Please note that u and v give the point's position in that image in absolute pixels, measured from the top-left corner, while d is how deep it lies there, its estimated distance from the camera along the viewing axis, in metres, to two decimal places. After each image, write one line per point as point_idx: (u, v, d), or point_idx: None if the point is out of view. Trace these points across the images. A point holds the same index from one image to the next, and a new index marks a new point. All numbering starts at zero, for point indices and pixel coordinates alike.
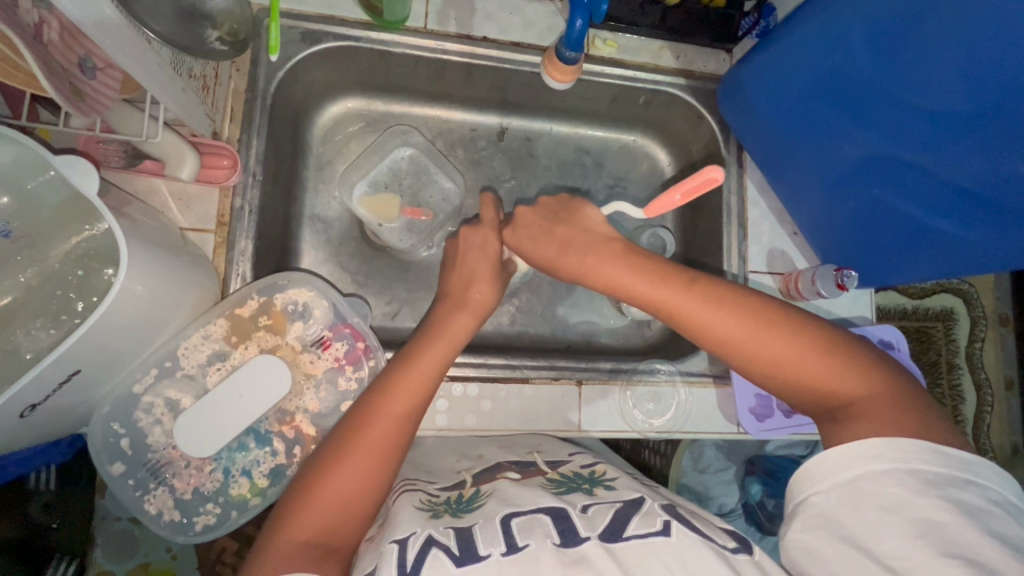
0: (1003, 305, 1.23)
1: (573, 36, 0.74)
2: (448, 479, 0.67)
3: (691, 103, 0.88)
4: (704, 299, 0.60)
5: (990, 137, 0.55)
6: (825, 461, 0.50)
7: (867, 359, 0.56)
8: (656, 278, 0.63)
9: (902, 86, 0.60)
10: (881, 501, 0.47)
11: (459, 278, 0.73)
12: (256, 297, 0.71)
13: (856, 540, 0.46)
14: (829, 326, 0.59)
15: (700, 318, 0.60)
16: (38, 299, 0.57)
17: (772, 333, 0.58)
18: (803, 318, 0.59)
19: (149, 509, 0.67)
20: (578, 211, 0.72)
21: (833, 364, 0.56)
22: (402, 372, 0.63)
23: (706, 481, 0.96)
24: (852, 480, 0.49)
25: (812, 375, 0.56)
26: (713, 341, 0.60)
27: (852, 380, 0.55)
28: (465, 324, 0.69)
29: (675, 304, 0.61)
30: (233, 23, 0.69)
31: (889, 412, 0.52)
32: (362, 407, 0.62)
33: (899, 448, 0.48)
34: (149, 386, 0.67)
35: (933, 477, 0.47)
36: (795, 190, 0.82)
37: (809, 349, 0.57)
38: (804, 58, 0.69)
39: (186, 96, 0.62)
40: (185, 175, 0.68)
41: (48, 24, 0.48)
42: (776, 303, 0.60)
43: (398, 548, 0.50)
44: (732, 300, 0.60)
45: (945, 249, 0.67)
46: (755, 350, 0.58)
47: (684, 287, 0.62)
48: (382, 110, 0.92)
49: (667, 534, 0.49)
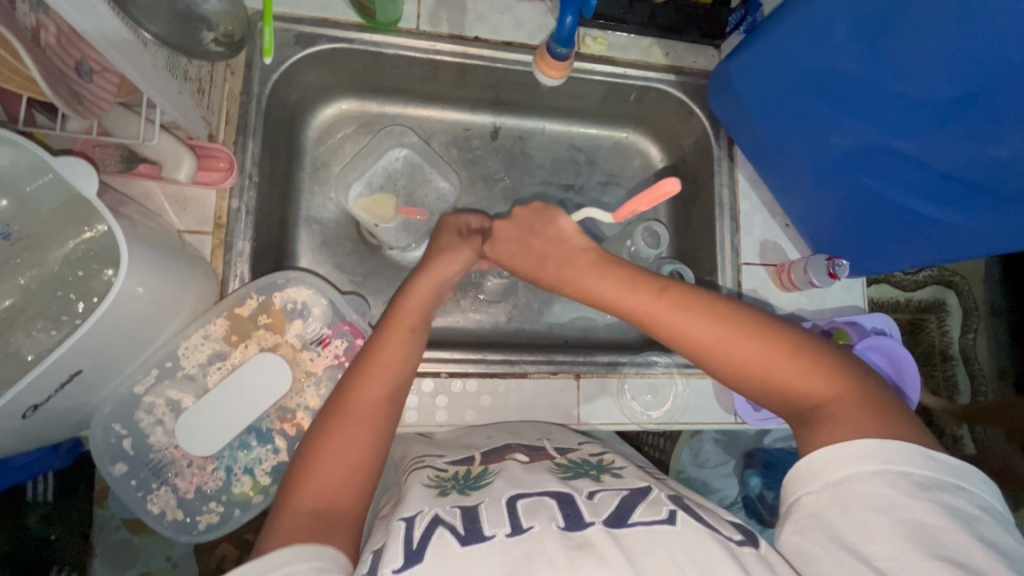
0: (995, 296, 1.23)
1: (564, 32, 0.75)
2: (457, 453, 0.68)
3: (681, 99, 0.90)
4: (676, 304, 0.58)
5: (976, 121, 0.57)
6: (815, 461, 0.50)
7: (839, 361, 0.56)
8: (627, 282, 0.60)
9: (888, 73, 0.61)
10: (873, 503, 0.47)
11: (426, 258, 0.72)
12: (255, 296, 0.71)
13: (847, 542, 0.46)
14: (799, 329, 0.58)
15: (672, 323, 0.58)
16: (38, 301, 0.58)
17: (744, 337, 0.56)
18: (775, 321, 0.58)
19: (153, 509, 0.67)
20: (548, 216, 0.66)
21: (802, 368, 0.55)
22: (382, 350, 0.63)
23: (706, 475, 0.97)
24: (845, 480, 0.48)
25: (783, 377, 0.55)
26: (684, 346, 0.58)
27: (822, 383, 0.54)
28: (432, 289, 0.69)
29: (647, 309, 0.59)
30: (228, 26, 0.69)
31: (861, 413, 0.52)
32: (336, 404, 0.60)
33: (890, 450, 0.48)
34: (150, 387, 0.68)
35: (924, 480, 0.47)
36: (786, 182, 0.84)
37: (780, 352, 0.56)
38: (790, 50, 0.70)
39: (183, 98, 0.62)
40: (183, 177, 0.69)
41: (45, 28, 0.48)
42: (748, 306, 0.59)
43: (406, 525, 0.51)
44: (703, 305, 0.58)
45: (935, 236, 0.68)
46: (727, 355, 0.56)
47: (655, 291, 0.59)
48: (376, 111, 0.92)
49: (673, 522, 0.50)
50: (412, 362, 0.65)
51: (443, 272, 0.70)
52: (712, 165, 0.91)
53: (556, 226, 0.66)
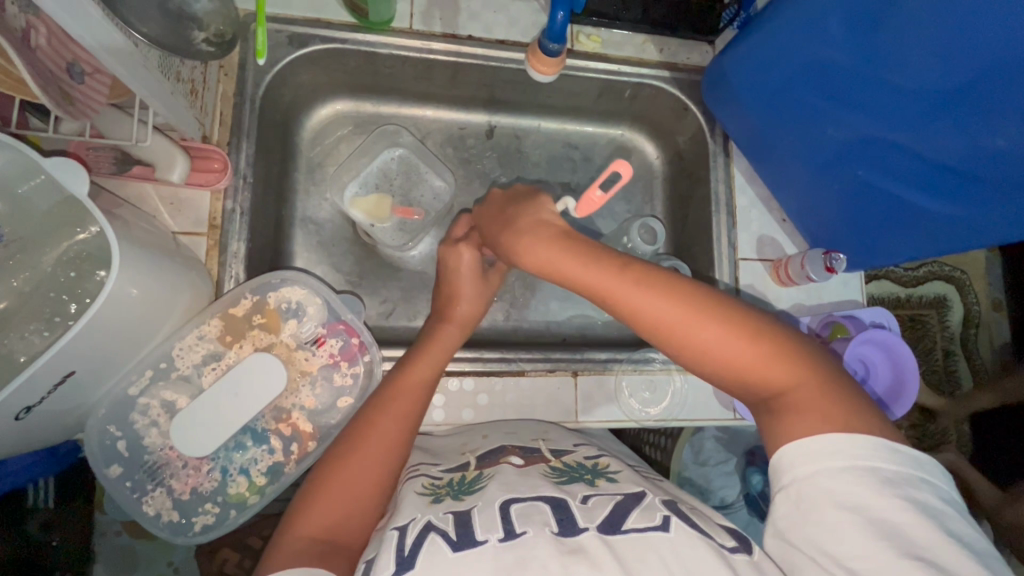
0: (995, 290, 1.24)
1: (555, 28, 0.74)
2: (452, 460, 0.67)
3: (676, 95, 0.89)
4: (637, 282, 0.55)
5: (969, 112, 0.57)
6: (784, 457, 0.49)
7: (802, 349, 0.54)
8: (588, 258, 0.58)
9: (881, 65, 0.61)
10: (840, 502, 0.46)
11: (444, 296, 0.76)
12: (250, 296, 0.71)
13: (817, 543, 0.46)
14: (763, 313, 0.56)
15: (632, 302, 0.55)
16: (31, 304, 0.58)
17: (705, 319, 0.54)
18: (739, 304, 0.55)
19: (148, 511, 0.66)
20: (525, 202, 0.67)
21: (763, 354, 0.53)
22: (400, 377, 0.67)
23: (707, 472, 0.97)
24: (811, 478, 0.47)
25: (744, 364, 0.53)
26: (643, 326, 0.56)
27: (783, 370, 0.52)
28: (451, 335, 0.72)
29: (607, 287, 0.56)
30: (219, 24, 0.69)
31: (822, 405, 0.50)
32: (350, 434, 0.63)
33: (854, 444, 0.47)
34: (145, 388, 0.67)
35: (892, 475, 0.46)
36: (783, 177, 0.84)
37: (742, 336, 0.53)
38: (784, 43, 0.70)
39: (175, 99, 0.62)
40: (176, 178, 0.68)
41: (36, 29, 0.48)
42: (711, 287, 0.56)
43: (399, 533, 0.51)
44: (665, 284, 0.55)
45: (932, 227, 0.68)
46: (688, 337, 0.54)
47: (616, 270, 0.56)
48: (371, 111, 0.92)
49: (667, 529, 0.49)
50: (429, 395, 0.67)
51: (463, 316, 0.74)
52: (708, 160, 0.90)
53: (531, 205, 0.66)
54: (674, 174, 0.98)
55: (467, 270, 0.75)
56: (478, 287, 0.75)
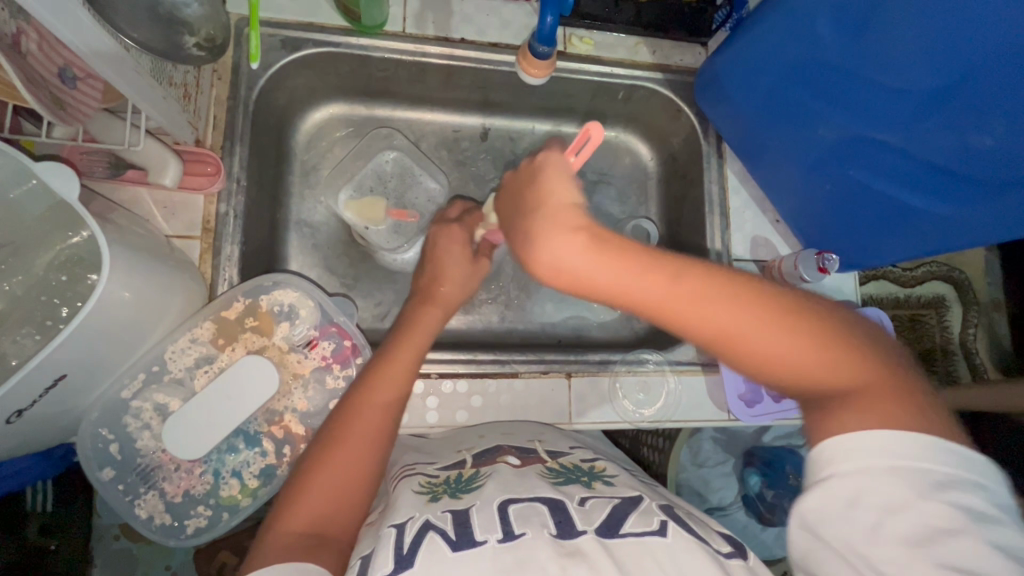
0: (993, 289, 1.24)
1: (544, 32, 0.75)
2: (448, 457, 0.67)
3: (669, 96, 0.90)
4: (695, 291, 0.46)
5: (954, 112, 0.57)
6: (821, 449, 0.44)
7: (872, 345, 0.47)
8: (631, 261, 0.46)
9: (869, 65, 0.61)
10: (881, 503, 0.41)
11: (428, 278, 0.77)
12: (242, 299, 0.71)
13: (850, 545, 0.41)
14: (826, 306, 0.48)
15: (693, 315, 0.46)
16: (23, 308, 0.58)
17: (772, 325, 0.46)
18: (802, 300, 0.48)
19: (140, 514, 0.67)
20: (530, 184, 0.54)
21: (835, 359, 0.45)
22: (383, 366, 0.66)
23: (705, 474, 0.97)
24: (852, 474, 0.42)
25: (818, 370, 0.46)
26: (702, 340, 0.47)
27: (857, 373, 0.45)
28: (435, 318, 0.73)
29: (659, 300, 0.46)
30: (210, 29, 0.68)
31: (900, 410, 0.43)
32: (335, 426, 0.62)
33: (907, 444, 0.41)
34: (138, 391, 0.68)
35: (943, 477, 0.41)
36: (775, 178, 0.84)
37: (814, 342, 0.46)
38: (773, 44, 0.70)
39: (168, 103, 0.63)
40: (168, 182, 0.68)
41: (27, 35, 0.48)
42: (766, 280, 0.48)
43: (396, 531, 0.51)
44: (720, 282, 0.47)
45: (922, 227, 0.68)
46: (754, 346, 0.46)
47: (668, 276, 0.46)
48: (365, 114, 0.93)
49: (664, 534, 0.49)
50: (412, 381, 0.67)
51: (448, 297, 0.75)
52: (701, 161, 0.91)
53: (538, 184, 0.53)
54: (669, 175, 0.99)
55: (460, 257, 0.77)
56: (467, 271, 0.77)
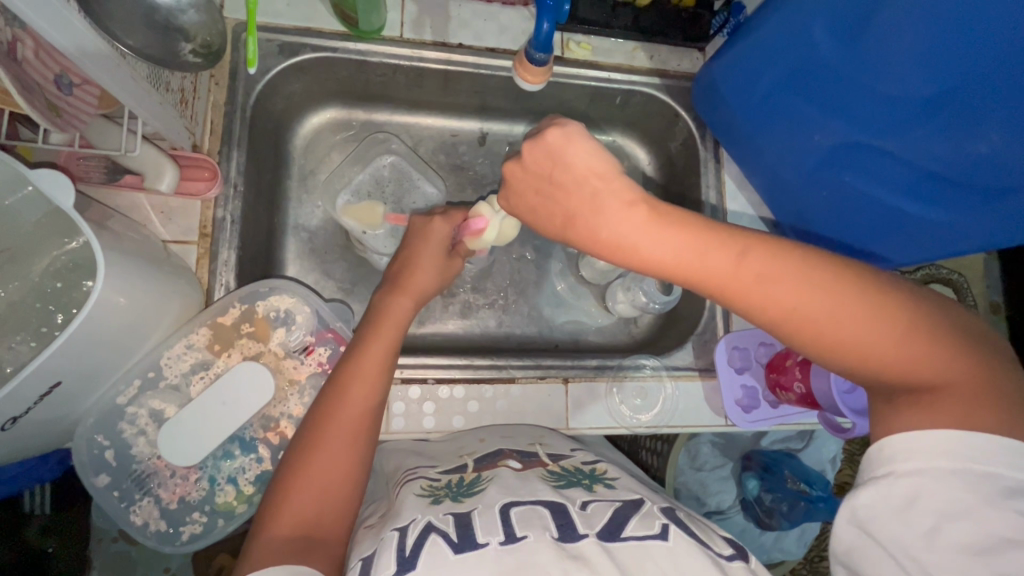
0: (993, 294, 1.23)
1: (541, 38, 0.74)
2: (449, 461, 0.67)
3: (667, 102, 0.90)
4: (761, 268, 0.48)
5: (950, 120, 0.57)
6: (885, 448, 0.45)
7: (956, 331, 0.45)
8: (690, 241, 0.50)
9: (865, 72, 0.61)
10: (941, 507, 0.42)
11: (399, 268, 0.76)
12: (238, 305, 0.72)
13: (902, 546, 0.43)
14: (909, 287, 0.47)
15: (755, 294, 0.48)
16: (18, 315, 0.58)
17: (846, 304, 0.46)
18: (881, 280, 0.47)
19: (135, 520, 0.67)
20: (565, 167, 0.55)
21: (913, 343, 0.45)
22: (356, 365, 0.65)
23: (703, 478, 0.96)
24: (912, 476, 0.43)
25: (883, 359, 0.45)
26: (763, 318, 0.49)
27: (936, 360, 0.44)
28: (405, 309, 0.72)
29: (719, 278, 0.49)
30: (207, 36, 0.68)
31: (973, 406, 0.43)
32: (311, 428, 0.62)
33: (974, 447, 0.42)
34: (134, 397, 0.68)
35: (1012, 484, 0.41)
36: (772, 183, 0.83)
37: (887, 324, 0.45)
38: (770, 51, 0.70)
39: (164, 109, 0.63)
40: (164, 187, 0.69)
41: (22, 43, 0.48)
42: (842, 264, 0.48)
43: (399, 534, 0.51)
44: (788, 266, 0.47)
45: (919, 233, 0.69)
46: (817, 329, 0.47)
47: (732, 253, 0.49)
48: (364, 118, 0.93)
49: (665, 538, 0.49)
50: (389, 372, 0.66)
51: (416, 288, 0.74)
52: (699, 166, 0.91)
53: (575, 167, 0.55)
54: (666, 180, 0.99)
55: (437, 253, 0.77)
56: (439, 261, 0.77)
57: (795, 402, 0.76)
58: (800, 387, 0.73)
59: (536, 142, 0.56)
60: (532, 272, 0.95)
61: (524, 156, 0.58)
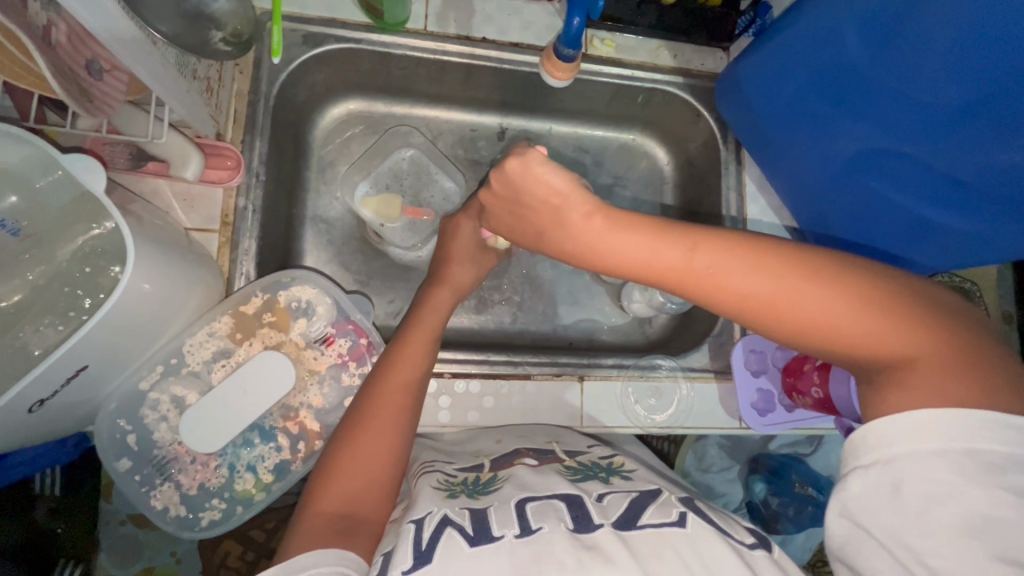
0: (1006, 303, 1.20)
1: (571, 33, 0.74)
2: (466, 460, 0.68)
3: (689, 102, 0.89)
4: (715, 260, 0.49)
5: (984, 128, 0.56)
6: (870, 434, 0.44)
7: (923, 308, 0.44)
8: (648, 240, 0.52)
9: (895, 76, 0.60)
10: (927, 489, 0.41)
11: (439, 259, 0.78)
12: (260, 295, 0.72)
13: (893, 533, 0.42)
14: (868, 266, 0.47)
15: (714, 285, 0.49)
16: (46, 298, 0.58)
17: (802, 287, 0.46)
18: (838, 262, 0.47)
19: (155, 505, 0.67)
20: (529, 194, 0.57)
21: (874, 318, 0.44)
22: (403, 345, 0.67)
23: (710, 480, 0.97)
24: (896, 460, 0.42)
25: (847, 337, 0.45)
26: (727, 308, 0.49)
27: (901, 336, 0.44)
28: (444, 300, 0.74)
29: (679, 273, 0.50)
30: (237, 25, 0.69)
31: (950, 381, 0.42)
32: (355, 414, 0.63)
33: (955, 424, 0.40)
34: (156, 383, 0.68)
35: (997, 460, 0.40)
36: (794, 185, 0.83)
37: (846, 302, 0.45)
38: (799, 53, 0.69)
39: (191, 97, 0.63)
40: (190, 175, 0.69)
41: (57, 27, 0.48)
42: (797, 248, 0.48)
43: (414, 527, 0.51)
44: (741, 257, 0.48)
45: (942, 240, 0.68)
46: (779, 312, 0.47)
47: (686, 248, 0.50)
48: (383, 112, 0.93)
49: (683, 525, 0.49)
50: (431, 359, 0.68)
51: (457, 281, 0.76)
52: (719, 167, 0.90)
53: (539, 187, 0.55)
54: (684, 181, 0.98)
55: (471, 239, 0.77)
56: (472, 252, 0.78)
57: (812, 407, 0.76)
58: (818, 392, 0.73)
59: (500, 172, 0.58)
60: (547, 269, 0.94)
61: (495, 184, 0.60)
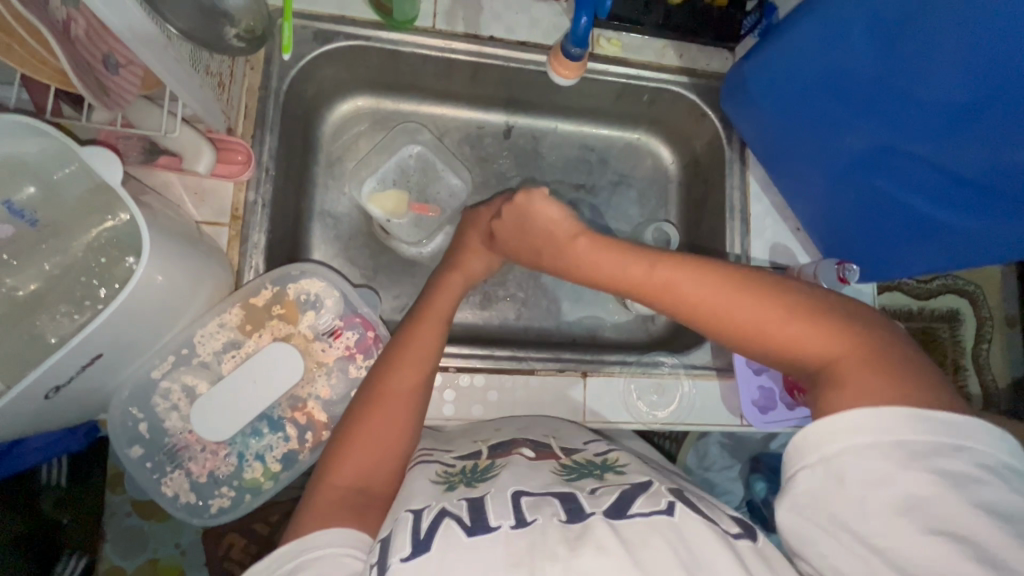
0: (1009, 306, 1.20)
1: (578, 33, 0.75)
2: (465, 447, 0.68)
3: (694, 101, 0.90)
4: (670, 273, 0.55)
5: (994, 127, 0.56)
6: (812, 434, 0.46)
7: (843, 318, 0.50)
8: (613, 256, 0.58)
9: (902, 76, 0.61)
10: (864, 478, 0.43)
11: (456, 244, 0.78)
12: (270, 287, 0.73)
13: (842, 523, 0.43)
14: (798, 283, 0.53)
15: (668, 294, 0.54)
16: (62, 287, 0.60)
17: (743, 297, 0.51)
18: (772, 279, 0.53)
19: (166, 492, 0.68)
20: (529, 218, 0.62)
21: (802, 325, 0.50)
22: (413, 333, 0.68)
23: (711, 477, 0.97)
24: (836, 455, 0.45)
25: (779, 340, 0.51)
26: (682, 315, 0.55)
27: (826, 340, 0.49)
28: (456, 285, 0.74)
29: (639, 284, 0.56)
30: (250, 20, 0.69)
31: (872, 377, 0.47)
32: (363, 400, 0.64)
33: (883, 416, 0.44)
34: (167, 372, 0.69)
35: (921, 447, 0.43)
36: (799, 184, 0.83)
37: (777, 311, 0.51)
38: (805, 53, 0.70)
39: (203, 92, 0.64)
40: (202, 168, 0.69)
41: (75, 22, 0.50)
42: (740, 266, 0.55)
43: (413, 517, 0.51)
44: (692, 270, 0.54)
45: (950, 241, 0.68)
46: (723, 318, 0.52)
47: (646, 263, 0.56)
48: (390, 109, 0.94)
49: (672, 513, 0.50)
50: (441, 346, 0.69)
51: (472, 268, 0.75)
52: (723, 167, 0.91)
53: (538, 218, 0.61)
54: (689, 180, 0.99)
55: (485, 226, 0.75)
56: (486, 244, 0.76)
57: None
58: None
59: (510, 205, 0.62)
60: None
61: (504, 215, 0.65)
